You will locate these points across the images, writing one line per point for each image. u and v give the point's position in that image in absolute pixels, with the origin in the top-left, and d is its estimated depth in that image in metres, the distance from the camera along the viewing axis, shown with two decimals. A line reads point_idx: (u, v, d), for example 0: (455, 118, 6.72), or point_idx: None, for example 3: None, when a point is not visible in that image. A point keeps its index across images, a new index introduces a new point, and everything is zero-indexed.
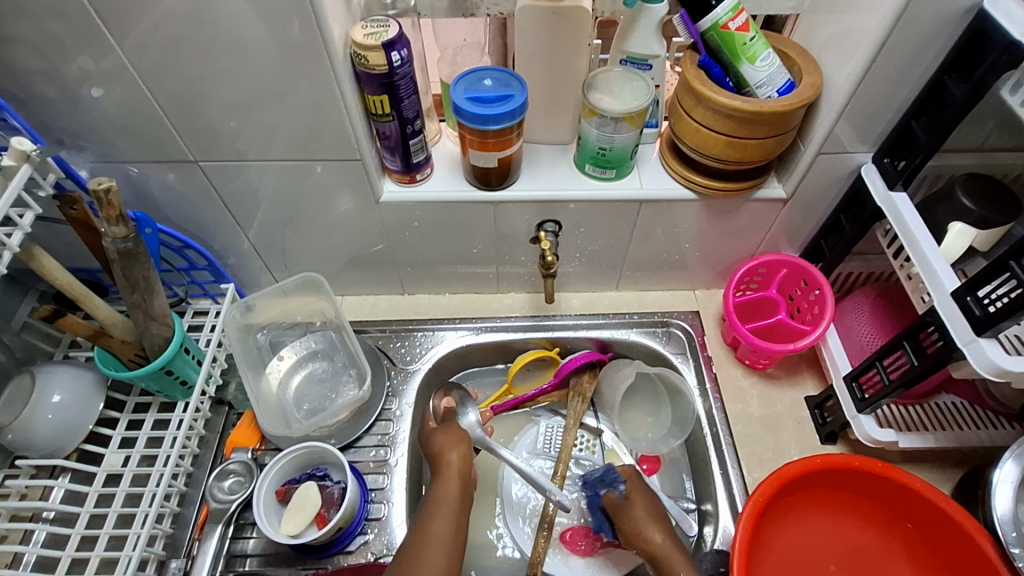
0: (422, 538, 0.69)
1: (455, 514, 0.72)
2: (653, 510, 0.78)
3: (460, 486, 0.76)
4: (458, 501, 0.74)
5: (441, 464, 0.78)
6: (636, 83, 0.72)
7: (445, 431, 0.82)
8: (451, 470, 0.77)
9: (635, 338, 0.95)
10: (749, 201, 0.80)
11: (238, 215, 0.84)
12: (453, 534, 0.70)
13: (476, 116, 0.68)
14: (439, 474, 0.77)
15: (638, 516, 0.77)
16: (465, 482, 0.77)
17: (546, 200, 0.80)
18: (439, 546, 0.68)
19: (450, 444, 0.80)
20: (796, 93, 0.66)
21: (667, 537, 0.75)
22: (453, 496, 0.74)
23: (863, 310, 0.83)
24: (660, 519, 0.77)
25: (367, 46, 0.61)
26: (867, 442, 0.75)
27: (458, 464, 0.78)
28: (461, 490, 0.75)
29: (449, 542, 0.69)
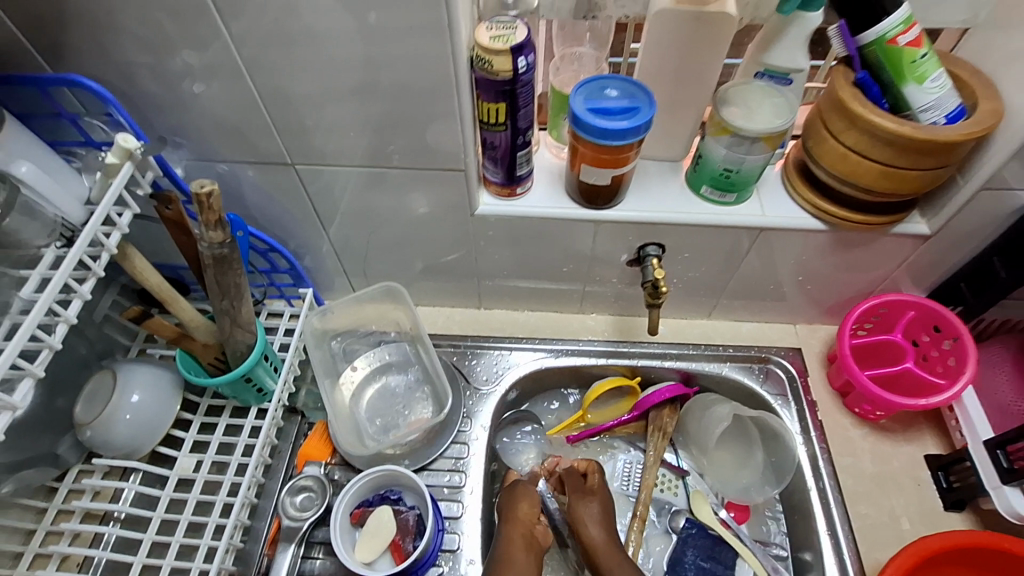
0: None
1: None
2: (605, 508, 0.77)
3: (521, 558, 0.70)
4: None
5: (507, 528, 0.73)
6: (776, 100, 0.65)
7: (512, 489, 0.77)
8: (509, 559, 0.70)
9: (728, 373, 0.87)
10: (884, 236, 0.71)
11: (323, 217, 0.80)
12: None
13: (598, 130, 0.62)
14: (506, 533, 0.73)
15: (588, 514, 0.75)
16: (527, 550, 0.72)
17: (654, 221, 0.73)
18: None
19: (522, 506, 0.75)
20: (972, 122, 0.58)
21: (611, 542, 0.74)
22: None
23: (1005, 368, 0.73)
24: (608, 514, 0.77)
25: (495, 50, 0.56)
26: (1009, 517, 0.67)
27: (525, 537, 0.72)
28: (521, 557, 0.71)
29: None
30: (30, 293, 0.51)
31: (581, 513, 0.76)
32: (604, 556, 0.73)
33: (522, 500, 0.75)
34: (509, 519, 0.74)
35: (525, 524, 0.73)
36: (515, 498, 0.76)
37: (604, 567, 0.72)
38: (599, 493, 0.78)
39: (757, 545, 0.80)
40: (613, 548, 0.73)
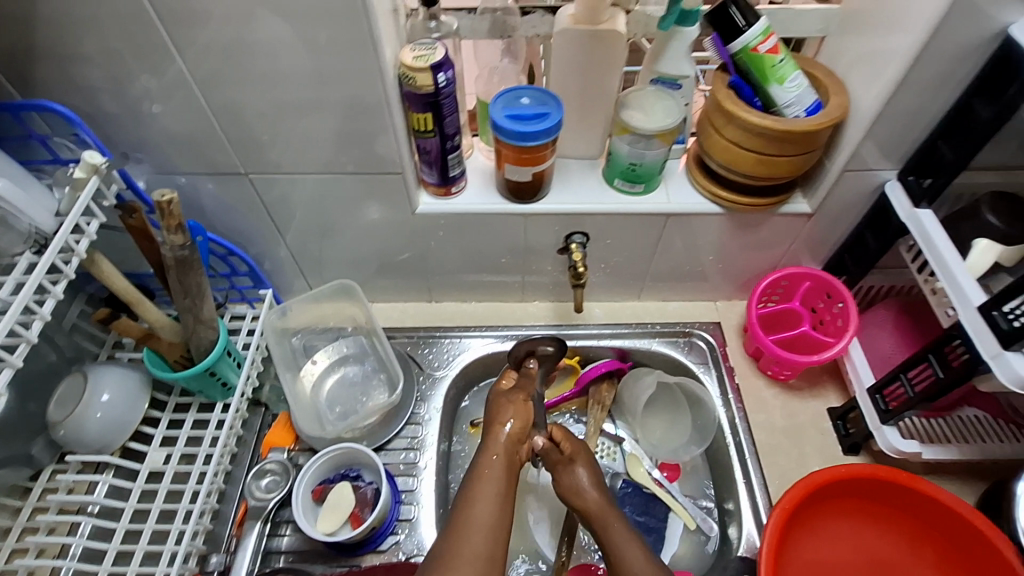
0: (458, 522, 0.60)
1: (502, 491, 0.64)
2: (595, 474, 0.74)
3: (499, 455, 0.68)
4: (502, 483, 0.65)
5: (490, 431, 0.70)
6: (667, 102, 0.75)
7: (498, 395, 0.75)
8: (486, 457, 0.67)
9: (657, 347, 0.97)
10: (773, 216, 0.82)
11: (279, 223, 0.87)
12: (496, 506, 0.62)
13: (515, 132, 0.70)
14: (488, 436, 0.70)
15: (582, 477, 0.73)
16: (508, 453, 0.69)
17: (575, 212, 0.82)
18: (481, 527, 0.59)
19: (510, 415, 0.72)
20: (824, 114, 0.69)
21: (604, 498, 0.72)
22: (498, 473, 0.66)
23: (885, 325, 0.84)
24: (599, 480, 0.74)
25: (417, 67, 0.64)
26: (891, 453, 0.77)
27: (507, 437, 0.70)
28: (499, 456, 0.68)
29: (492, 504, 0.62)
30: (6, 295, 0.57)
31: (567, 483, 0.73)
32: (602, 519, 0.69)
33: (507, 407, 0.73)
34: (492, 421, 0.72)
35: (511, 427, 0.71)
36: (503, 401, 0.74)
37: (600, 527, 0.69)
38: (582, 455, 0.75)
39: (686, 498, 0.89)
40: (609, 509, 0.70)
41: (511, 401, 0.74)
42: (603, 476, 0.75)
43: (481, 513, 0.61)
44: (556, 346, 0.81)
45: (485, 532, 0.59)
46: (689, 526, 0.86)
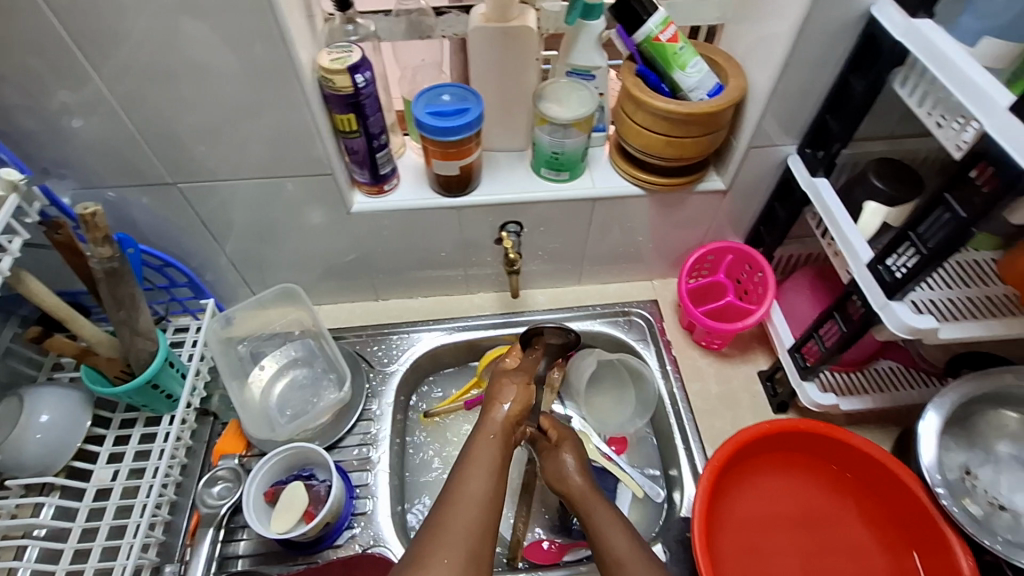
0: (451, 493, 0.63)
1: (495, 466, 0.67)
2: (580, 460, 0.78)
3: (495, 433, 0.71)
4: (496, 460, 0.68)
5: (489, 409, 0.73)
6: (581, 93, 0.79)
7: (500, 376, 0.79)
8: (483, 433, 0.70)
9: (599, 328, 1.01)
10: (691, 194, 0.87)
11: (216, 232, 0.87)
12: (489, 481, 0.65)
13: (438, 128, 0.73)
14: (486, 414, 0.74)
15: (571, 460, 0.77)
16: (506, 432, 0.72)
17: (506, 202, 0.86)
18: (475, 501, 0.62)
19: (511, 394, 0.76)
20: (723, 95, 0.74)
21: (586, 482, 0.76)
22: (492, 453, 0.68)
23: (803, 290, 0.89)
24: (584, 465, 0.78)
25: (333, 70, 0.66)
26: (812, 407, 0.83)
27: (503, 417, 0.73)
28: (497, 434, 0.71)
29: (485, 480, 0.65)
30: None
31: (552, 468, 0.78)
32: (587, 504, 0.73)
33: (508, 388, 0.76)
34: (491, 399, 0.76)
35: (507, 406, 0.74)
36: (502, 381, 0.78)
37: (584, 509, 0.73)
38: (568, 443, 0.80)
39: (635, 470, 0.92)
40: (593, 495, 0.73)
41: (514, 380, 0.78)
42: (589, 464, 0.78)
43: (475, 486, 0.63)
44: (564, 338, 0.88)
45: (478, 503, 0.62)
46: (638, 495, 0.89)
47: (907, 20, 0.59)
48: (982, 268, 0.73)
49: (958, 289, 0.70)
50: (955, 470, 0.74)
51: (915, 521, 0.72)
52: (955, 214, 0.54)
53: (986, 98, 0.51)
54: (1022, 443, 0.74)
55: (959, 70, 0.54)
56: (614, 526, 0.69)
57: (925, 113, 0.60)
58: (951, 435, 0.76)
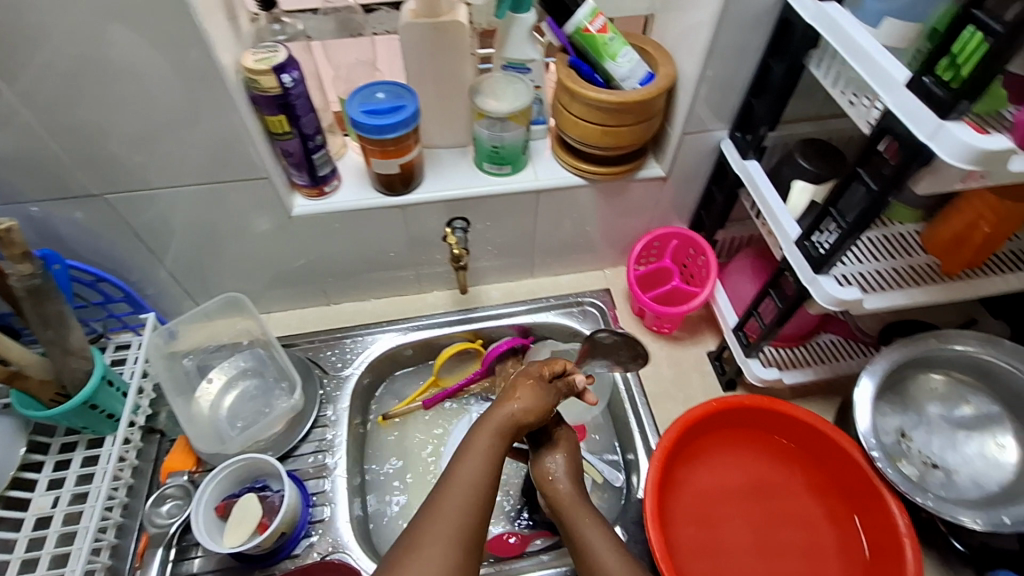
0: (440, 494, 0.60)
1: (494, 469, 0.63)
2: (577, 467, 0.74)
3: (499, 436, 0.65)
4: (495, 470, 0.63)
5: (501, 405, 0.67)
6: (517, 85, 0.80)
7: (516, 373, 0.71)
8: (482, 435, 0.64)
9: (554, 319, 1.02)
10: (632, 182, 0.89)
11: (152, 243, 0.85)
12: (481, 488, 0.61)
13: (372, 127, 0.72)
14: (493, 413, 0.66)
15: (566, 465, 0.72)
16: (511, 436, 0.66)
17: (450, 198, 0.86)
18: (468, 504, 0.59)
19: (527, 394, 0.68)
20: (654, 83, 0.75)
21: (578, 493, 0.72)
22: (493, 453, 0.64)
23: (745, 270, 0.92)
24: (579, 472, 0.74)
25: (258, 70, 0.65)
26: (757, 382, 0.86)
27: (514, 421, 0.66)
28: (501, 440, 0.65)
29: (476, 484, 0.61)
30: None
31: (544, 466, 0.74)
32: (576, 518, 0.69)
33: (527, 392, 0.68)
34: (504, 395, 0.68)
35: (519, 410, 0.67)
36: (519, 380, 0.70)
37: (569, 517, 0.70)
38: (569, 444, 0.75)
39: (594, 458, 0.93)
40: (584, 512, 0.69)
41: (537, 390, 0.69)
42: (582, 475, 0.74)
43: (465, 490, 0.60)
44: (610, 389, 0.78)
45: (466, 516, 0.59)
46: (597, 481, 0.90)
47: (816, 4, 0.61)
48: (905, 242, 0.76)
49: (884, 261, 0.74)
50: (891, 434, 0.77)
51: (857, 486, 0.75)
52: (868, 186, 0.56)
53: (884, 74, 0.53)
54: (949, 402, 0.78)
55: (861, 48, 0.56)
56: (608, 549, 0.66)
57: (838, 92, 0.63)
58: (887, 401, 0.79)
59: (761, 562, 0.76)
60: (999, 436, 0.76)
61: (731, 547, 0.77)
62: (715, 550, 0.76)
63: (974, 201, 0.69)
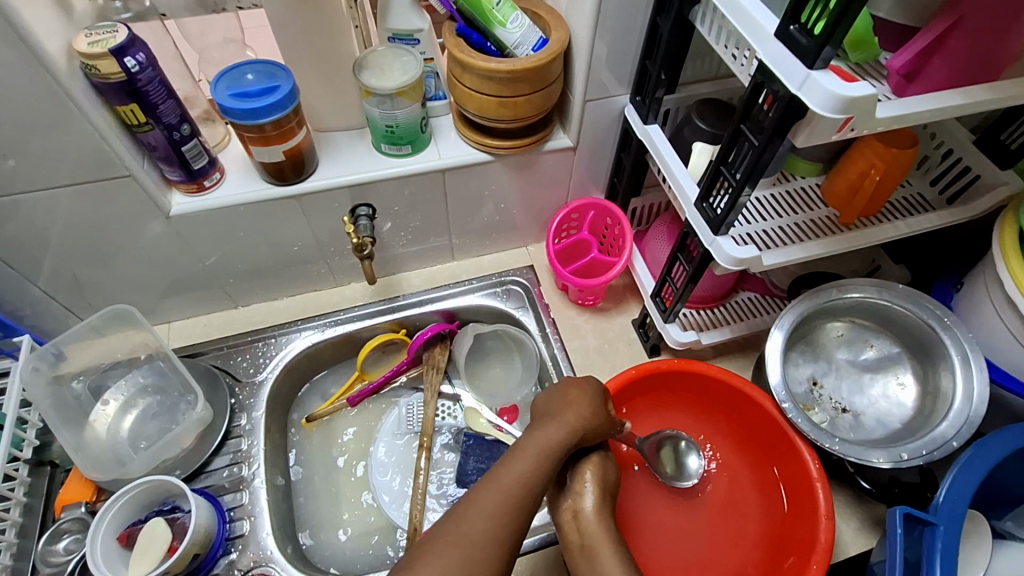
0: (479, 491, 0.58)
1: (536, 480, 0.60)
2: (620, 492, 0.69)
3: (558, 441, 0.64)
4: (548, 473, 0.62)
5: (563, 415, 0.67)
6: (405, 58, 0.75)
7: (570, 390, 0.71)
8: (538, 439, 0.64)
9: (478, 301, 0.99)
10: (541, 154, 0.86)
11: (15, 261, 0.76)
12: (533, 482, 0.60)
13: (243, 112, 0.66)
14: (560, 417, 0.66)
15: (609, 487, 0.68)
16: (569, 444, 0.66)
17: (350, 184, 0.80)
18: (502, 505, 0.57)
19: (579, 408, 0.68)
20: (546, 48, 0.72)
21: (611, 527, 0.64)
22: (538, 464, 0.61)
23: (661, 236, 0.93)
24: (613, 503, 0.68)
25: (93, 54, 0.58)
26: (677, 346, 0.86)
27: (574, 429, 0.66)
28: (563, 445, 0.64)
29: (520, 486, 0.59)
30: None
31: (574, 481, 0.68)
32: (599, 539, 0.63)
33: (588, 404, 0.69)
34: (565, 407, 0.68)
35: (580, 420, 0.67)
36: (579, 396, 0.70)
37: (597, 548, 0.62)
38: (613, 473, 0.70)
39: None
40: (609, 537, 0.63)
41: (592, 416, 0.68)
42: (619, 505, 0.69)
43: (504, 491, 0.58)
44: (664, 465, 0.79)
45: (503, 509, 0.57)
46: None
47: None
48: (808, 195, 0.78)
49: (787, 217, 0.75)
50: (802, 383, 0.80)
51: (772, 437, 0.77)
52: (751, 142, 0.56)
53: (756, 25, 0.52)
54: (854, 347, 0.81)
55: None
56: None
57: (722, 48, 0.61)
58: (798, 351, 0.82)
59: (691, 520, 0.78)
60: (901, 375, 0.79)
61: (664, 511, 0.78)
62: (646, 515, 0.78)
63: (864, 149, 0.70)
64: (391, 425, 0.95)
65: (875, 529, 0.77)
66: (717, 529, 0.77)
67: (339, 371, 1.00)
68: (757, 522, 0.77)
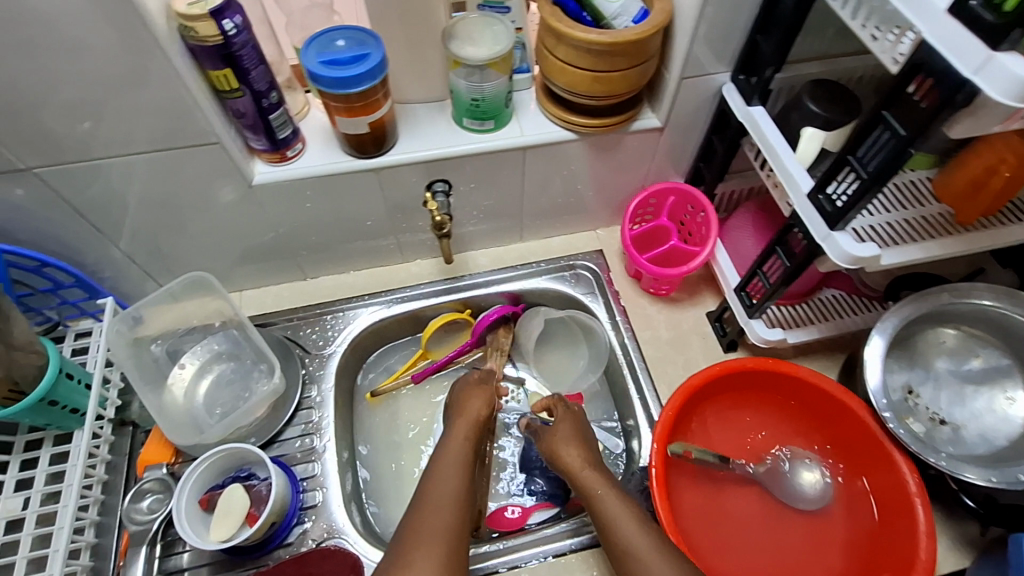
0: (412, 518, 0.61)
1: (456, 493, 0.64)
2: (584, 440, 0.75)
3: (462, 442, 0.72)
4: (464, 480, 0.66)
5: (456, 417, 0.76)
6: (496, 27, 0.71)
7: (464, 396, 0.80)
8: (444, 457, 0.69)
9: (545, 285, 0.96)
10: (626, 134, 0.81)
11: (100, 223, 0.77)
12: (457, 492, 0.64)
13: (334, 80, 0.64)
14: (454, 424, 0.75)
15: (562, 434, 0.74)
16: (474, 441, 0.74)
17: (429, 159, 0.78)
18: (436, 516, 0.61)
19: (474, 403, 0.77)
20: (649, 20, 0.67)
21: (602, 480, 0.68)
22: (451, 480, 0.66)
23: (747, 226, 0.87)
24: (592, 453, 0.73)
25: (192, 16, 0.57)
26: (760, 343, 0.82)
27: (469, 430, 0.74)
28: (464, 441, 0.72)
29: (445, 499, 0.63)
30: None
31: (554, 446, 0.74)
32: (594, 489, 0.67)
33: (476, 398, 0.78)
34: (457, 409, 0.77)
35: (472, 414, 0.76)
36: (467, 401, 0.78)
37: (603, 511, 0.65)
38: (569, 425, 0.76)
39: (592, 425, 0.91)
40: (611, 493, 0.66)
41: (470, 392, 0.80)
42: (595, 455, 0.73)
43: (432, 511, 0.61)
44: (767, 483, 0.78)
45: (436, 526, 0.59)
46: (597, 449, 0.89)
47: None
48: (917, 189, 0.71)
49: (900, 212, 0.69)
50: (898, 390, 0.75)
51: (864, 447, 0.73)
52: (895, 133, 0.50)
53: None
54: (958, 357, 0.76)
55: None
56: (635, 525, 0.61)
57: (860, 26, 0.55)
58: (894, 356, 0.76)
59: (769, 528, 0.75)
60: (1009, 390, 0.73)
61: (741, 517, 0.76)
62: (720, 520, 0.75)
63: (997, 144, 0.61)
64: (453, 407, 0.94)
65: (969, 549, 0.73)
66: (795, 533, 0.74)
67: (401, 348, 0.99)
68: (840, 537, 0.74)
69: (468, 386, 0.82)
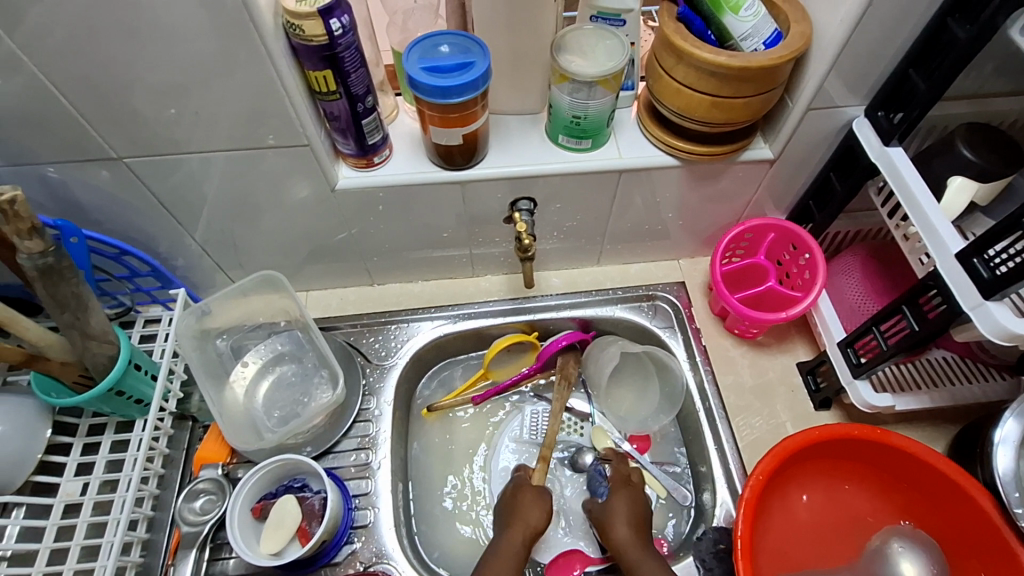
0: None
1: None
2: (637, 506, 0.75)
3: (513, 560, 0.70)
4: None
5: (509, 526, 0.73)
6: (610, 42, 0.67)
7: (514, 498, 0.77)
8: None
9: (620, 314, 0.90)
10: (733, 164, 0.74)
11: (179, 214, 0.76)
12: None
13: (436, 89, 0.60)
14: (505, 531, 0.74)
15: (616, 511, 0.74)
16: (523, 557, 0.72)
17: (516, 176, 0.73)
18: None
19: (529, 511, 0.75)
20: (784, 45, 0.60)
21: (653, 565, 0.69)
22: None
23: (854, 272, 0.80)
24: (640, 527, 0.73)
25: (300, 14, 0.54)
26: (863, 407, 0.74)
27: (521, 545, 0.72)
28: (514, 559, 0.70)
29: None
30: None
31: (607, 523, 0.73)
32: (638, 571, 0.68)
33: (532, 506, 0.76)
34: (510, 512, 0.76)
35: (524, 526, 0.73)
36: (517, 506, 0.76)
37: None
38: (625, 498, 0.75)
39: (656, 467, 0.84)
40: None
41: (522, 490, 0.78)
42: (644, 536, 0.73)
43: None
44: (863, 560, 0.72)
45: None
46: (661, 496, 0.82)
47: None
48: None
49: None
50: None
51: (977, 539, 0.65)
52: None
53: None
54: None
55: None
56: None
57: None
58: None
59: None
60: None
61: None
62: None
63: None
64: (510, 435, 0.89)
65: None
66: None
67: (461, 366, 0.95)
68: None
69: (523, 485, 0.79)
